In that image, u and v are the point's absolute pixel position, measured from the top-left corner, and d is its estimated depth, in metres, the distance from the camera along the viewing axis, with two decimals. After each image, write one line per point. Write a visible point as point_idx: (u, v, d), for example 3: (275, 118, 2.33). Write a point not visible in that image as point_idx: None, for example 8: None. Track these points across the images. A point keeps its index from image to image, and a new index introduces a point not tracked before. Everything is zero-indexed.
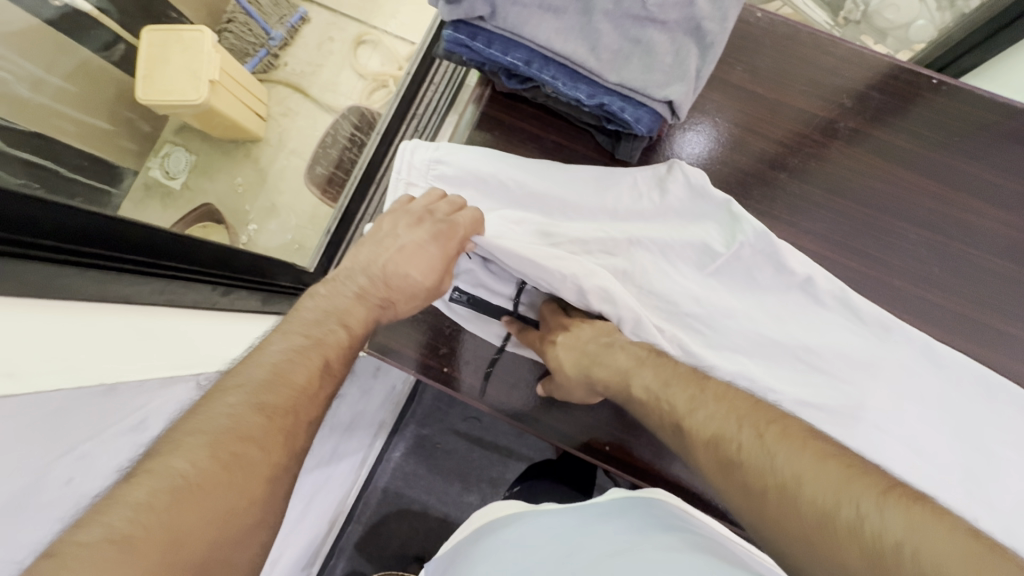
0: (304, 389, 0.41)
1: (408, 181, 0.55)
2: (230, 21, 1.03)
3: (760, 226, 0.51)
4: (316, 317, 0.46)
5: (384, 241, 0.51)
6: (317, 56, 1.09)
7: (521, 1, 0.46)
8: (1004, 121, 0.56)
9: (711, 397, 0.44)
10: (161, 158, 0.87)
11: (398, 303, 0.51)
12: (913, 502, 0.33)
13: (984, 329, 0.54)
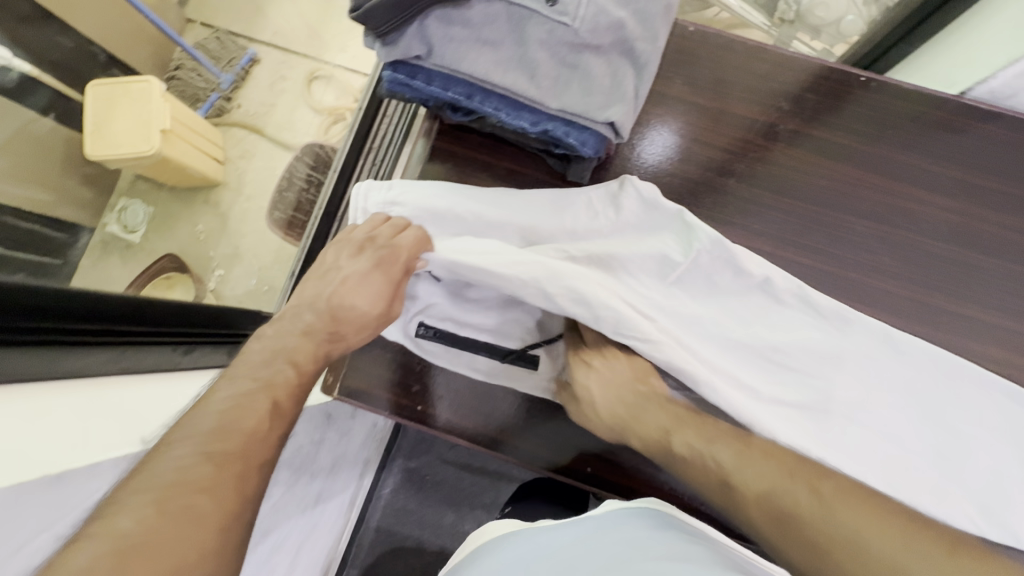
0: (256, 430, 0.39)
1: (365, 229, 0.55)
2: (179, 68, 1.10)
3: (714, 232, 0.53)
4: (265, 361, 0.45)
5: (330, 274, 0.53)
6: (269, 96, 1.11)
7: (456, 37, 0.46)
8: (931, 110, 0.59)
9: (759, 454, 0.45)
10: (118, 213, 0.94)
11: (348, 334, 0.50)
12: (973, 558, 0.38)
13: (937, 311, 0.55)
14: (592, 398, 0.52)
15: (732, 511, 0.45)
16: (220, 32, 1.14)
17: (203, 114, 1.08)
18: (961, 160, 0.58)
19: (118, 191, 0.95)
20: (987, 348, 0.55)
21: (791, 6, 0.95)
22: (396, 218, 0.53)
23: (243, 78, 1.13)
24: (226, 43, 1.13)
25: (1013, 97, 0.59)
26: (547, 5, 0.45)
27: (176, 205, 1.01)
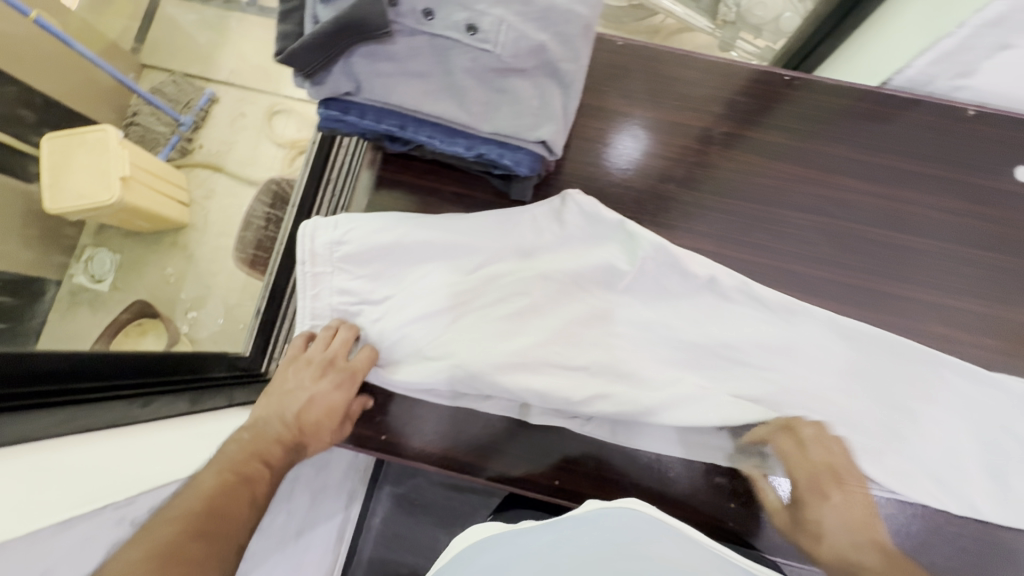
0: (238, 499, 0.44)
1: (315, 270, 0.55)
2: (135, 114, 1.07)
3: (656, 238, 0.54)
4: (237, 454, 0.48)
5: (291, 390, 0.54)
6: (230, 133, 1.12)
7: (383, 72, 0.47)
8: (857, 103, 0.61)
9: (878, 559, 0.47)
10: (84, 262, 0.93)
11: (310, 444, 0.53)
12: None
13: (881, 296, 0.57)
14: (787, 452, 0.54)
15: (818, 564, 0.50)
16: (176, 75, 1.14)
17: (166, 157, 1.07)
18: (891, 149, 0.60)
19: (83, 242, 0.94)
20: (931, 327, 0.56)
21: (730, 8, 1.00)
22: (345, 325, 0.55)
23: (203, 118, 1.13)
24: (181, 85, 1.13)
25: (929, 85, 0.61)
26: (468, 35, 0.46)
27: (144, 251, 1.01)
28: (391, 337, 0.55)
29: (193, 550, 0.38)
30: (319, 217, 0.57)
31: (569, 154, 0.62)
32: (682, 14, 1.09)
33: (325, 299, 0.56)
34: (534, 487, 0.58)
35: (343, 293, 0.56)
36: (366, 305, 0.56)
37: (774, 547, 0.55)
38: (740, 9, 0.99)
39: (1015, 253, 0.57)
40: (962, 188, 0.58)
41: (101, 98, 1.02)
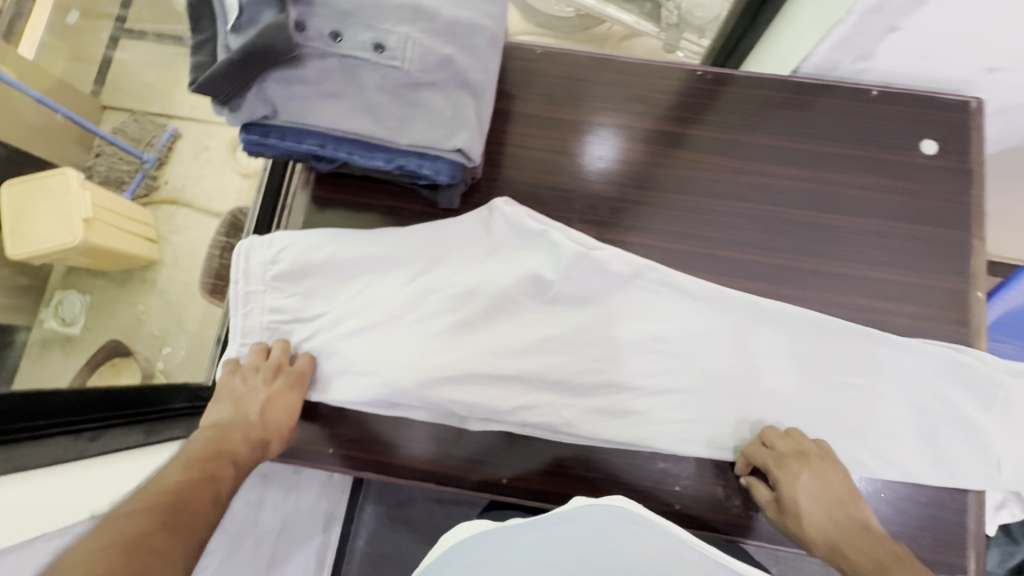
0: (203, 496, 0.42)
1: (248, 289, 0.57)
2: (99, 154, 1.06)
3: (579, 247, 0.56)
4: (203, 453, 0.47)
5: (243, 395, 0.53)
6: (195, 168, 1.12)
7: (297, 94, 0.49)
8: (769, 92, 0.64)
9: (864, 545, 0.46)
10: (53, 307, 0.94)
11: (273, 442, 0.53)
12: None
13: (804, 273, 0.59)
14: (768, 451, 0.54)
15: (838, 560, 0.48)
16: (136, 114, 1.11)
17: (130, 196, 1.08)
18: (802, 133, 0.63)
19: (51, 287, 0.95)
20: (851, 299, 0.58)
21: (672, 10, 1.05)
22: (280, 341, 0.57)
23: (167, 154, 1.13)
24: (143, 121, 1.11)
25: (834, 70, 0.63)
26: (376, 53, 0.48)
27: (113, 290, 1.03)
28: (323, 355, 0.57)
29: (160, 540, 0.36)
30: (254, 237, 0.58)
31: (497, 161, 0.64)
32: (630, 20, 1.13)
33: (256, 317, 0.58)
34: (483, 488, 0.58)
35: (274, 312, 0.58)
36: (297, 323, 0.58)
37: (723, 523, 0.55)
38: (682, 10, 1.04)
39: (927, 222, 0.59)
40: (877, 165, 0.61)
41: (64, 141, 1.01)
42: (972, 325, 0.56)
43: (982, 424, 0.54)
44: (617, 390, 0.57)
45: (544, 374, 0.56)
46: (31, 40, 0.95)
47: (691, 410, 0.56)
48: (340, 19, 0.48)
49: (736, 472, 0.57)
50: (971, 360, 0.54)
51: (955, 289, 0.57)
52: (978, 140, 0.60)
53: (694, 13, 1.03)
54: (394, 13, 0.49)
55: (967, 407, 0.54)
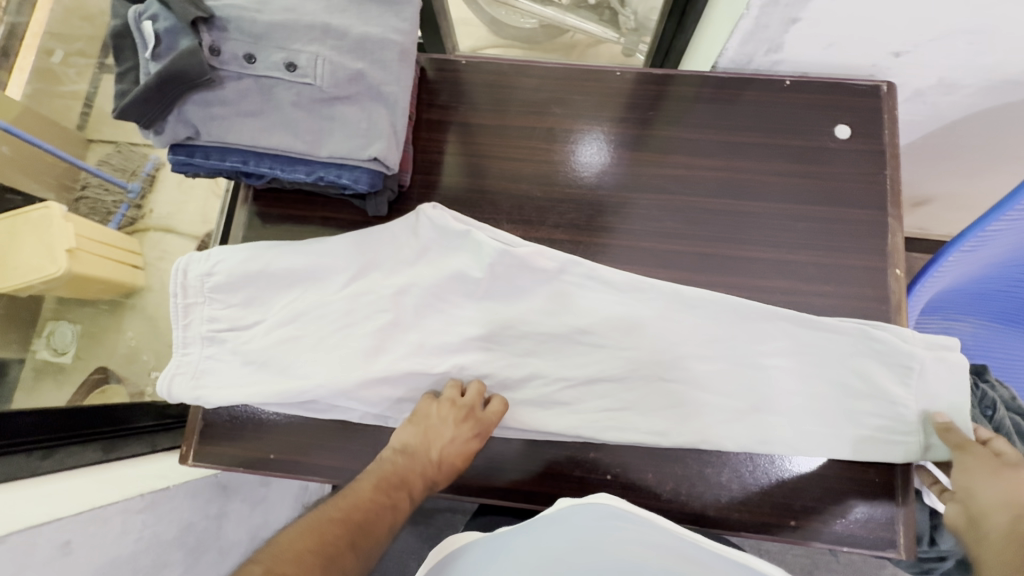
0: (379, 523, 0.45)
1: (187, 300, 0.59)
2: (85, 187, 1.09)
3: (499, 245, 0.57)
4: (388, 478, 0.49)
5: (435, 426, 0.53)
6: (178, 195, 1.16)
7: (216, 115, 0.52)
8: (687, 88, 0.66)
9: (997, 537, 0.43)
10: (46, 337, 0.96)
11: (442, 482, 0.52)
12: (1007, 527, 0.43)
13: (724, 259, 0.61)
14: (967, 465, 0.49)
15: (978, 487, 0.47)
16: (120, 145, 1.14)
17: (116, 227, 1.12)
18: (719, 125, 0.65)
19: (43, 317, 0.97)
20: (771, 282, 0.60)
21: (629, 16, 1.09)
22: (476, 384, 0.56)
23: (151, 182, 1.16)
24: (123, 151, 1.14)
25: (749, 63, 0.65)
26: (288, 72, 0.51)
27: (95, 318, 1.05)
28: (261, 360, 0.58)
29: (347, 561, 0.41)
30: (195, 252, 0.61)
31: (427, 168, 0.66)
32: (594, 30, 1.17)
33: (196, 327, 0.59)
34: None
35: (213, 321, 0.59)
36: (235, 331, 0.59)
37: (654, 511, 0.57)
38: (638, 16, 1.07)
39: (843, 204, 0.61)
40: (793, 151, 0.63)
41: (49, 176, 1.04)
42: (892, 301, 0.58)
43: (902, 397, 0.54)
44: (547, 383, 0.58)
45: (473, 371, 0.58)
46: (19, 82, 0.99)
47: (619, 400, 0.57)
48: (253, 43, 0.51)
49: (665, 457, 0.58)
50: (891, 337, 0.54)
51: (874, 267, 0.59)
52: (889, 122, 0.62)
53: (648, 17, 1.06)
54: (304, 34, 0.51)
55: (887, 381, 0.54)
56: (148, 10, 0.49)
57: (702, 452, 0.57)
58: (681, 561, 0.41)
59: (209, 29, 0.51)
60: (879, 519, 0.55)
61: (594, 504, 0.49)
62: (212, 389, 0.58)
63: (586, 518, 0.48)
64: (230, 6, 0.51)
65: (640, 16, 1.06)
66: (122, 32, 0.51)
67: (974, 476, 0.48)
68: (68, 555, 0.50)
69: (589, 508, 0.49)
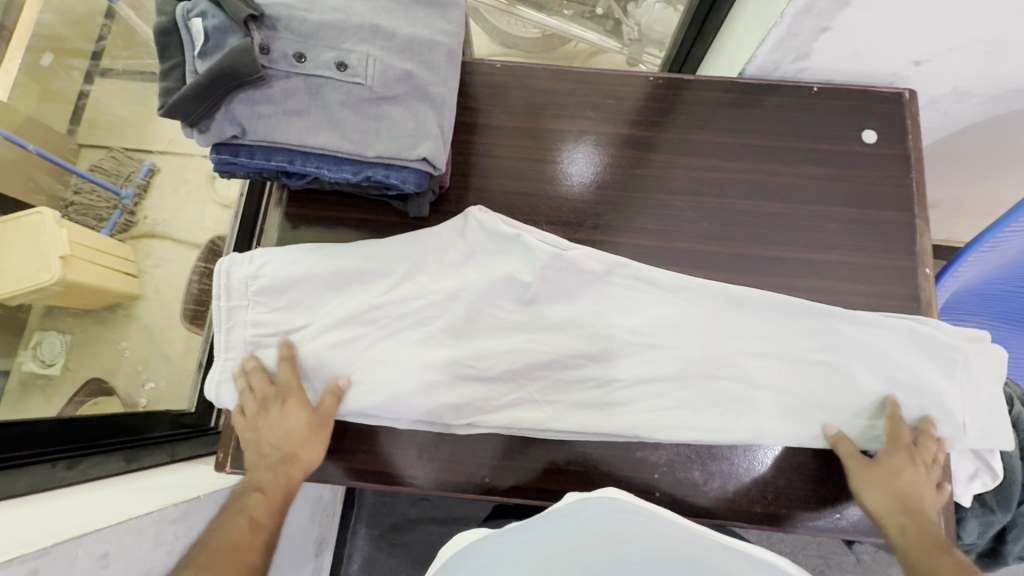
0: (242, 543, 0.49)
1: (231, 303, 0.57)
2: (76, 192, 1.04)
3: (550, 248, 0.57)
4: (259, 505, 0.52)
5: (267, 427, 0.55)
6: (176, 202, 1.14)
7: (265, 113, 0.51)
8: (718, 93, 0.67)
9: (894, 500, 0.52)
10: (32, 348, 0.90)
11: (301, 457, 0.55)
12: (898, 500, 0.52)
13: (760, 260, 0.62)
14: (902, 441, 0.54)
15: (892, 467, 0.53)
16: (114, 151, 1.11)
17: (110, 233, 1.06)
18: (747, 129, 0.66)
19: (29, 328, 0.91)
20: (804, 282, 0.61)
21: (632, 27, 1.10)
22: (285, 347, 0.57)
23: (145, 189, 1.13)
24: (118, 157, 1.11)
25: (776, 70, 0.66)
26: (338, 71, 0.51)
27: (98, 328, 1.02)
28: (309, 362, 0.57)
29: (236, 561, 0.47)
30: (234, 253, 0.59)
31: (463, 170, 0.66)
32: (596, 39, 1.18)
33: (240, 331, 0.58)
34: (467, 489, 0.59)
35: (258, 325, 0.58)
36: (281, 335, 0.58)
37: (701, 509, 0.57)
38: (641, 27, 1.09)
39: (872, 205, 0.63)
40: (819, 155, 0.65)
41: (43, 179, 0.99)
42: (922, 299, 0.59)
43: (943, 388, 0.56)
44: (591, 383, 0.58)
45: (520, 372, 0.58)
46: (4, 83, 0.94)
47: (666, 401, 0.57)
48: (303, 42, 0.51)
49: (712, 454, 0.58)
50: (933, 330, 0.56)
51: (905, 267, 0.61)
52: (912, 127, 0.64)
53: (653, 28, 1.07)
54: (354, 34, 0.52)
55: (931, 373, 0.56)
56: (198, 8, 0.49)
57: (747, 451, 0.58)
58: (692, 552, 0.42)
59: (259, 28, 0.50)
60: None
61: (602, 497, 0.43)
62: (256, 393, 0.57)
63: (592, 512, 0.44)
64: (278, 5, 0.51)
65: (643, 26, 1.08)
66: (168, 29, 0.50)
67: (864, 482, 0.53)
68: (106, 568, 0.48)
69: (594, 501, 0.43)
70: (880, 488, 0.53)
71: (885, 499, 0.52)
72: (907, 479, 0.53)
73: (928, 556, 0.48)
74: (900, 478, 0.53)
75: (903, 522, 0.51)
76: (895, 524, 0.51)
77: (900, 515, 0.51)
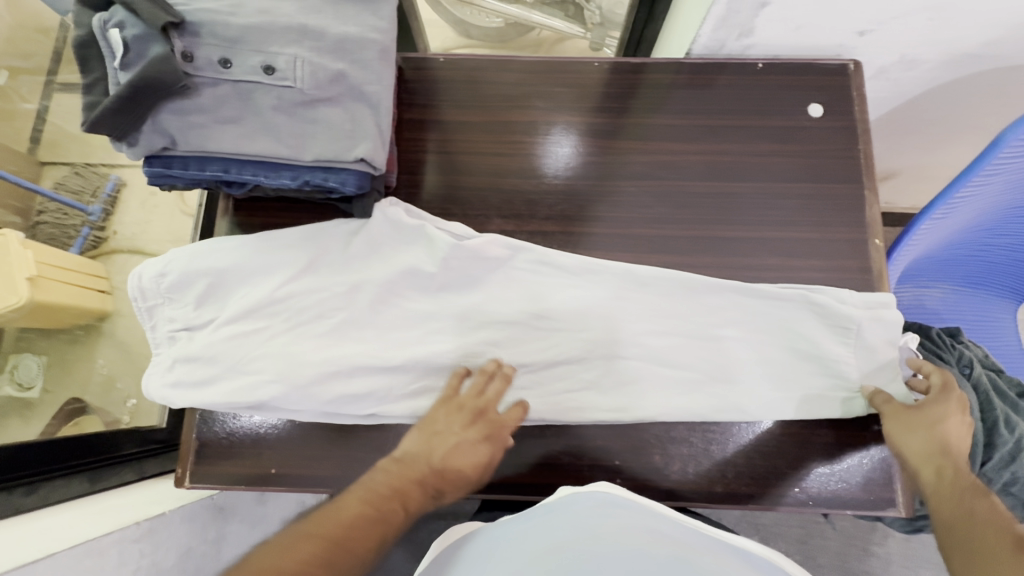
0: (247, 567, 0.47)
1: (148, 303, 0.58)
2: (42, 214, 1.05)
3: (451, 238, 0.58)
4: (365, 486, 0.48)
5: (439, 430, 0.53)
6: (144, 214, 1.13)
7: (195, 123, 0.50)
8: (667, 75, 0.66)
9: (929, 446, 0.50)
10: (9, 371, 0.92)
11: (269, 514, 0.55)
12: (938, 454, 0.49)
13: (714, 241, 0.61)
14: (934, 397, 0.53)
15: (931, 424, 0.51)
16: (77, 166, 1.10)
17: (78, 251, 1.07)
18: (698, 110, 0.65)
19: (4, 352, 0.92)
20: (758, 261, 0.61)
21: (594, 11, 1.09)
22: (504, 366, 0.57)
23: (113, 204, 1.12)
24: (82, 173, 1.10)
25: (723, 48, 0.66)
26: (266, 75, 0.50)
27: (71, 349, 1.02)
28: (207, 356, 0.56)
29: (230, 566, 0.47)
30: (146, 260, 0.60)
31: (412, 169, 0.65)
32: (560, 25, 1.16)
33: (161, 329, 0.58)
34: None
35: (171, 321, 0.58)
36: (191, 331, 0.58)
37: (667, 492, 0.57)
38: (604, 11, 1.08)
39: (823, 180, 0.62)
40: (770, 132, 0.64)
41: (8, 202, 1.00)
42: (874, 271, 0.59)
43: (842, 356, 0.56)
44: (548, 375, 0.58)
45: (476, 369, 0.58)
46: None
47: (622, 388, 0.58)
48: (227, 46, 0.50)
49: (669, 437, 0.58)
50: (828, 299, 0.56)
51: (857, 239, 0.60)
52: (858, 99, 0.64)
53: (615, 11, 1.06)
54: (281, 35, 0.50)
55: (828, 343, 0.56)
56: (115, 18, 0.47)
57: (709, 430, 0.58)
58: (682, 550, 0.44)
59: (181, 35, 0.49)
60: (879, 480, 0.56)
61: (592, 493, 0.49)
62: (179, 389, 0.56)
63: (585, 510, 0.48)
64: (200, 10, 0.50)
65: (605, 9, 1.07)
66: (88, 42, 0.48)
67: (900, 429, 0.52)
68: None
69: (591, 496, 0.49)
70: (914, 432, 0.51)
71: (922, 446, 0.50)
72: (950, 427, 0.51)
73: (961, 496, 0.45)
74: (942, 425, 0.51)
75: (939, 465, 0.49)
76: (929, 471, 0.49)
77: (938, 460, 0.49)
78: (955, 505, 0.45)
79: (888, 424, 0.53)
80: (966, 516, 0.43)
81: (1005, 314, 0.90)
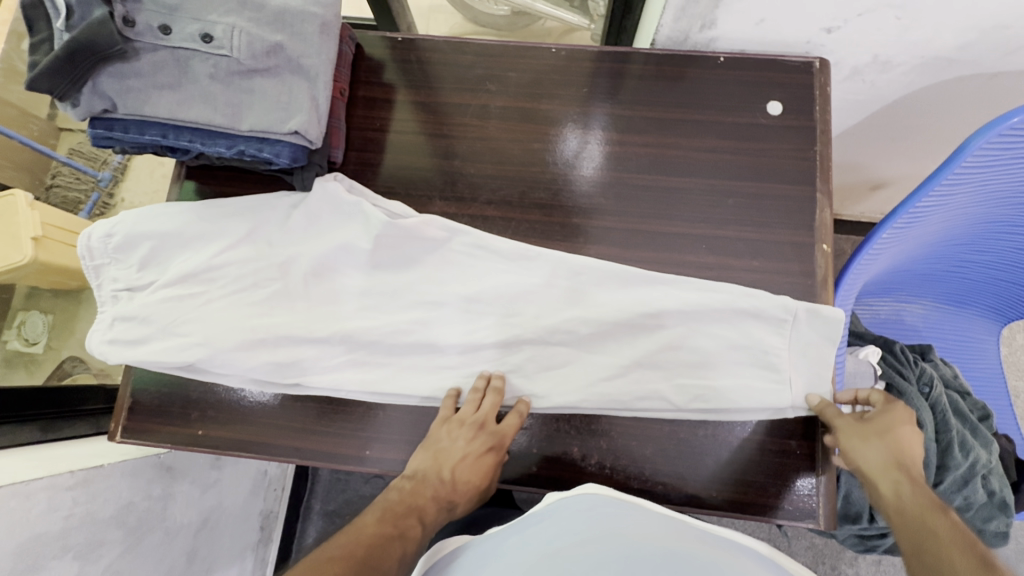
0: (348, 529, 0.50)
1: (95, 262, 0.60)
2: (55, 176, 1.12)
3: (384, 217, 0.58)
4: (398, 507, 0.50)
5: (445, 447, 0.54)
6: (151, 185, 1.20)
7: (134, 87, 0.51)
8: (627, 65, 0.65)
9: (886, 461, 0.49)
10: (17, 327, 1.01)
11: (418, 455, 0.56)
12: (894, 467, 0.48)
13: (655, 235, 0.60)
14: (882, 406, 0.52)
15: (885, 435, 0.50)
16: None
17: (89, 216, 1.14)
18: (653, 102, 0.64)
19: (14, 308, 1.01)
20: (698, 258, 0.59)
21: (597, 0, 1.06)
22: (494, 378, 0.57)
23: (122, 172, 1.20)
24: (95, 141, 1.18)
25: (686, 40, 0.64)
26: (203, 43, 0.51)
27: (72, 307, 1.10)
28: (143, 317, 0.58)
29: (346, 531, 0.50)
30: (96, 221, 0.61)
31: (361, 146, 0.66)
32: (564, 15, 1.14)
33: (105, 288, 0.60)
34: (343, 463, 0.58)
35: (116, 281, 0.60)
36: (133, 292, 0.60)
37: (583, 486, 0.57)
38: None
39: (773, 179, 0.61)
40: (725, 128, 0.63)
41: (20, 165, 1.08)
42: (817, 276, 0.58)
43: (770, 358, 0.55)
44: (472, 359, 0.58)
45: (402, 348, 0.59)
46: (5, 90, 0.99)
47: (545, 376, 0.58)
48: (167, 13, 0.51)
49: (590, 428, 0.57)
50: (759, 299, 0.55)
51: (803, 242, 0.59)
52: (820, 99, 0.61)
53: None
54: (220, 5, 0.52)
55: (757, 342, 0.55)
56: None
57: (632, 427, 0.57)
58: (678, 536, 0.41)
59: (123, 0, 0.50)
60: (801, 490, 0.54)
61: (585, 495, 0.48)
62: (117, 346, 0.58)
63: (580, 507, 0.46)
64: None
65: None
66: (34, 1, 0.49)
67: (854, 440, 0.51)
68: None
69: (580, 497, 0.47)
70: (871, 444, 0.50)
71: (879, 457, 0.49)
72: (904, 435, 0.50)
73: (919, 513, 0.45)
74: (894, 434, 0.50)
75: (897, 480, 0.48)
76: (887, 483, 0.48)
77: (894, 472, 0.48)
78: (919, 529, 0.43)
79: (844, 436, 0.51)
80: (929, 539, 0.42)
81: (986, 336, 0.86)
